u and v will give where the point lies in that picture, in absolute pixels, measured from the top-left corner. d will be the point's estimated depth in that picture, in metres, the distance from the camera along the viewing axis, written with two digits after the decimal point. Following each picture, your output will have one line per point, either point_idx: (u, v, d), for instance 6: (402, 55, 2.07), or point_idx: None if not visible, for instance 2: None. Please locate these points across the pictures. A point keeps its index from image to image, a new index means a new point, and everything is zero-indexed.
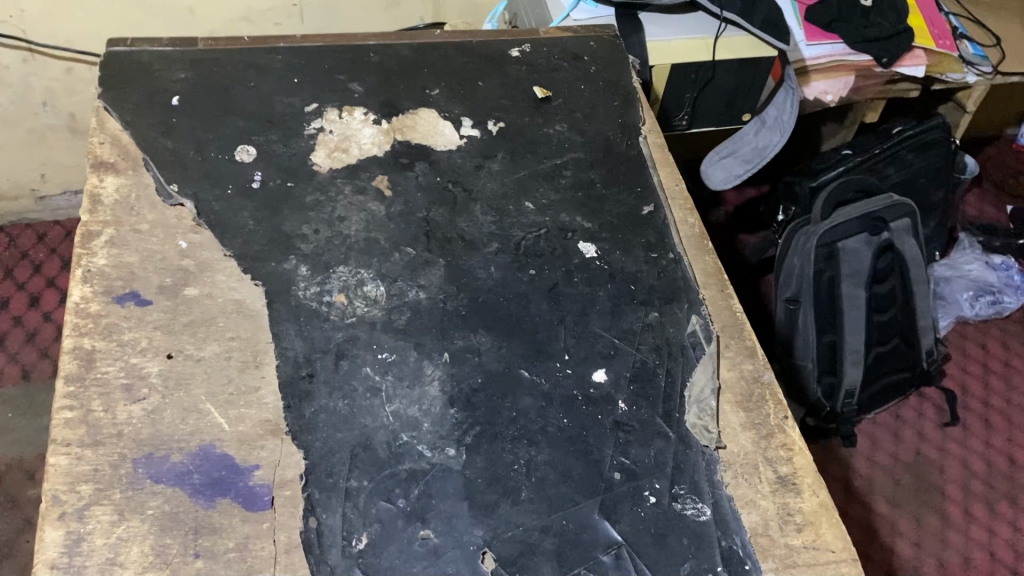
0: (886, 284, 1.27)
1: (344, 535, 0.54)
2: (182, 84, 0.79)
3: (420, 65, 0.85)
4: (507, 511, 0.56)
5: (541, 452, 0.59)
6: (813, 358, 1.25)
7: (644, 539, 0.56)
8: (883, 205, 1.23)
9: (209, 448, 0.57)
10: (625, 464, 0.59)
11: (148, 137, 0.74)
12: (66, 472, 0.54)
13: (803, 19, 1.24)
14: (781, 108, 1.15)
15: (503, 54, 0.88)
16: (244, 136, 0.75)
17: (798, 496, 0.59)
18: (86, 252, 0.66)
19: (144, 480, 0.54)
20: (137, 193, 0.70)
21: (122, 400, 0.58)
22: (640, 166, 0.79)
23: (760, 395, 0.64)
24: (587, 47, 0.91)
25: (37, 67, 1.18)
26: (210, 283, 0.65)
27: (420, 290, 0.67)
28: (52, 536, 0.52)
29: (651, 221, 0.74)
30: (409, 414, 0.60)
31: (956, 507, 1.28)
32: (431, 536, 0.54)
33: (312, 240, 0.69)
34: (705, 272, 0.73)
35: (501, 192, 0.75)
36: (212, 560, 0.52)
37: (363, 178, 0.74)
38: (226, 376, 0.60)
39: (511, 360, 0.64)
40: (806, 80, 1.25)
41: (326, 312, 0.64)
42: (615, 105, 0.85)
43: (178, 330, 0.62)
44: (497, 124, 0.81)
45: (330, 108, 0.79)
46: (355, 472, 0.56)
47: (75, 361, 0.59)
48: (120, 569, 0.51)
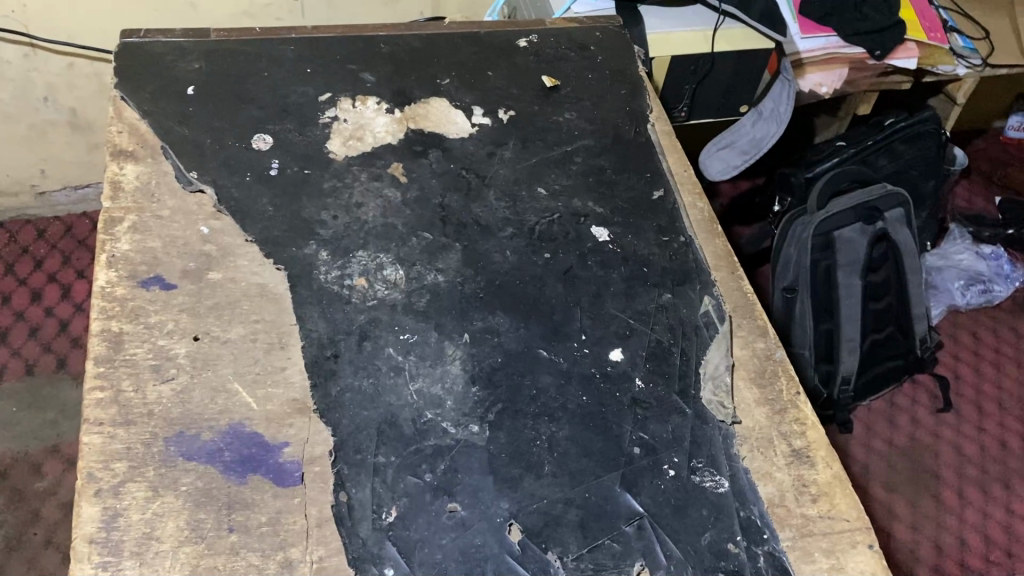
0: (881, 272, 1.29)
1: (374, 508, 0.55)
2: (196, 73, 0.80)
3: (430, 55, 0.86)
4: (531, 484, 0.58)
5: (562, 428, 0.61)
6: (810, 346, 1.26)
7: (665, 510, 0.57)
8: (877, 196, 1.25)
9: (239, 426, 0.58)
10: (644, 438, 0.61)
11: (166, 126, 0.75)
12: (99, 449, 0.55)
13: (797, 13, 1.27)
14: (777, 101, 1.17)
15: (510, 44, 0.89)
16: (260, 125, 0.76)
17: (812, 468, 0.61)
18: (110, 238, 0.67)
19: (176, 457, 0.56)
20: (157, 180, 0.71)
21: (152, 380, 0.59)
22: (650, 153, 0.81)
23: (772, 371, 0.66)
24: (593, 38, 0.92)
25: (39, 62, 1.18)
26: (232, 267, 0.66)
27: (439, 274, 0.69)
28: (89, 512, 0.53)
29: (662, 206, 0.76)
30: (432, 393, 0.61)
31: (951, 491, 1.30)
32: (458, 508, 0.56)
33: (331, 226, 0.70)
34: (716, 255, 0.74)
35: (513, 178, 0.76)
36: (245, 534, 0.53)
37: (379, 165, 0.76)
38: (253, 357, 0.62)
39: (530, 340, 0.65)
40: (800, 72, 1.28)
41: (347, 295, 0.66)
42: (622, 94, 0.86)
43: (204, 313, 0.63)
44: (508, 112, 0.82)
45: (344, 98, 0.80)
46: (382, 448, 0.58)
47: (104, 343, 0.60)
48: (156, 543, 0.52)
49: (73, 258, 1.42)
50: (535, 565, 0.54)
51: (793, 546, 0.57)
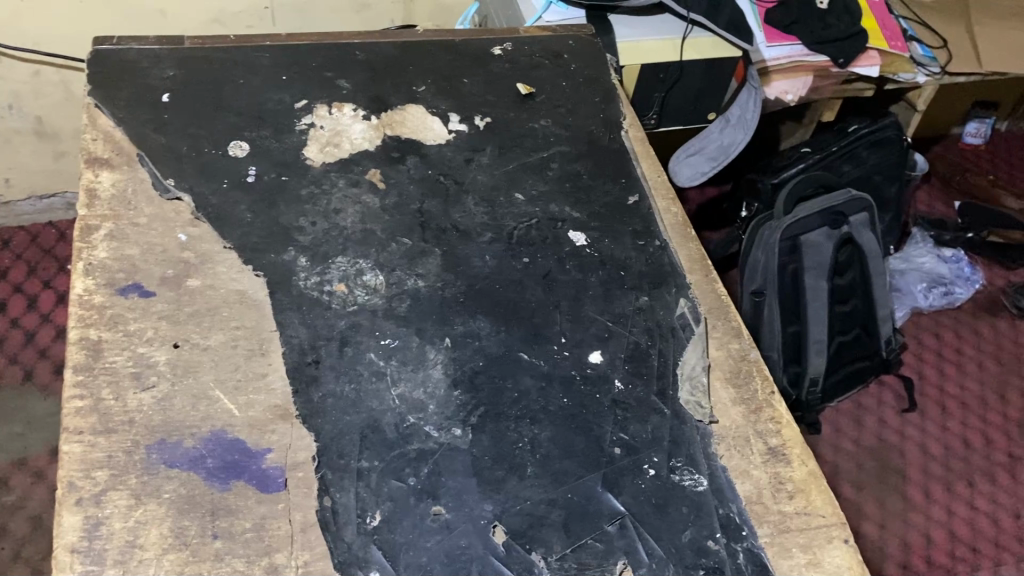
0: (847, 276, 1.32)
1: (359, 512, 0.55)
2: (171, 81, 0.80)
3: (406, 63, 0.87)
4: (514, 486, 0.58)
5: (544, 430, 0.61)
6: (779, 348, 1.29)
7: (646, 509, 0.58)
8: (843, 200, 1.29)
9: (221, 433, 0.58)
10: (625, 439, 0.62)
11: (141, 134, 0.75)
12: (80, 458, 0.55)
13: (762, 22, 1.28)
14: (744, 108, 1.19)
15: (485, 52, 0.90)
16: (236, 132, 0.76)
17: (788, 466, 0.62)
18: (87, 246, 0.66)
19: (159, 465, 0.55)
20: (133, 187, 0.71)
21: (132, 387, 0.59)
22: (624, 159, 0.82)
23: (747, 371, 0.67)
24: (566, 46, 0.93)
25: (3, 70, 1.17)
26: (211, 274, 0.66)
27: (418, 279, 0.69)
28: (71, 521, 0.52)
29: (637, 211, 0.77)
30: (415, 397, 0.62)
31: (917, 490, 1.33)
32: (442, 511, 0.56)
33: (309, 232, 0.70)
34: (690, 258, 0.76)
35: (491, 184, 0.77)
36: (230, 540, 0.53)
37: (356, 172, 0.76)
38: (234, 364, 0.61)
39: (510, 344, 0.66)
40: (767, 80, 1.31)
41: (327, 300, 0.66)
42: (596, 100, 0.87)
43: (183, 320, 0.63)
44: (484, 119, 0.83)
45: (320, 105, 0.80)
46: (366, 453, 0.58)
47: (83, 351, 0.60)
48: (140, 551, 0.52)
49: (39, 267, 1.40)
50: (520, 566, 0.55)
51: (771, 542, 0.58)
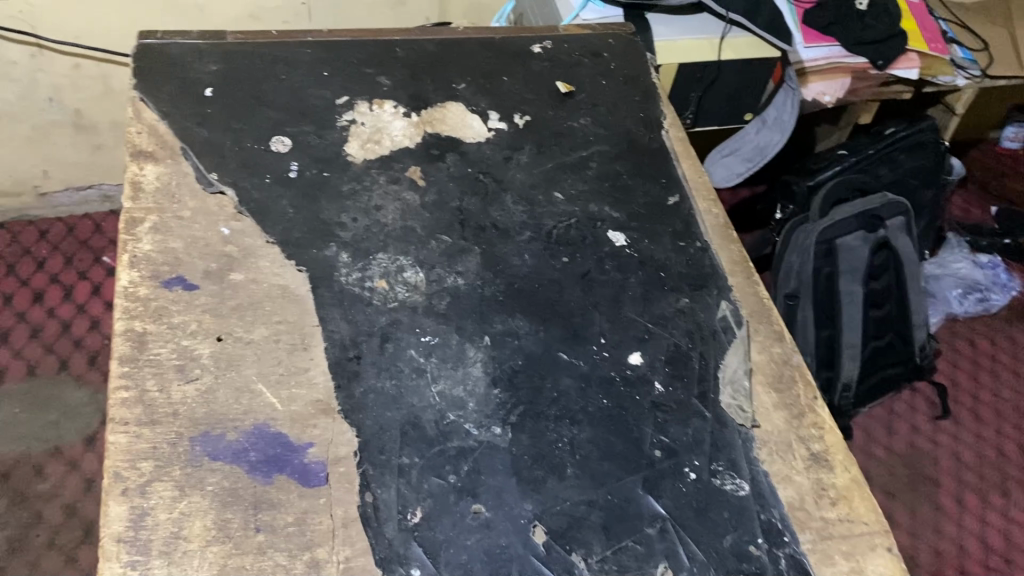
0: (882, 280, 1.31)
1: (400, 509, 0.56)
2: (214, 75, 0.80)
3: (445, 60, 0.87)
4: (554, 486, 0.58)
5: (583, 431, 0.61)
6: (813, 352, 1.28)
7: (687, 513, 0.58)
8: (878, 204, 1.28)
9: (264, 427, 0.58)
10: (665, 441, 0.61)
11: (185, 127, 0.75)
12: (125, 449, 0.55)
13: (800, 22, 1.28)
14: (781, 111, 1.19)
15: (525, 50, 0.90)
16: (279, 128, 0.77)
17: (831, 472, 0.62)
18: (131, 238, 0.67)
19: (202, 457, 0.56)
20: (177, 181, 0.71)
21: (176, 379, 0.59)
22: (664, 159, 0.82)
23: (789, 376, 0.66)
24: (606, 44, 0.93)
25: (45, 62, 1.19)
26: (254, 268, 0.67)
27: (458, 276, 0.69)
28: (116, 510, 0.53)
29: (677, 211, 0.77)
30: (454, 394, 0.62)
31: (950, 498, 1.31)
32: (482, 510, 0.56)
33: (351, 228, 0.70)
34: (731, 260, 0.75)
35: (530, 182, 0.77)
36: (272, 534, 0.53)
37: (396, 169, 0.76)
38: (276, 358, 0.62)
39: (550, 343, 0.66)
40: (803, 82, 1.29)
41: (368, 296, 0.66)
42: (636, 100, 0.87)
43: (227, 314, 0.64)
44: (524, 117, 0.83)
45: (361, 101, 0.81)
46: (406, 449, 0.58)
47: (128, 342, 0.60)
48: (184, 542, 0.52)
49: (76, 259, 1.42)
50: (560, 567, 0.55)
51: (813, 549, 0.58)
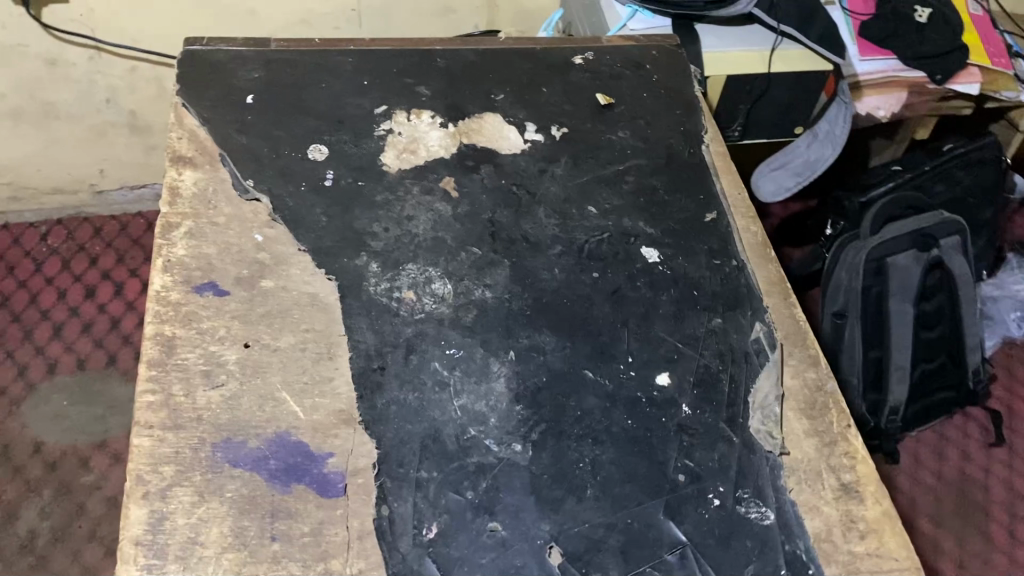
0: (933, 301, 1.27)
1: (415, 524, 0.55)
2: (256, 83, 0.81)
3: (485, 70, 0.87)
4: (573, 508, 0.57)
5: (606, 451, 0.60)
6: (858, 374, 1.24)
7: (709, 540, 0.57)
8: (931, 223, 1.23)
9: (285, 435, 0.58)
10: (689, 466, 0.60)
11: (225, 134, 0.76)
12: (148, 452, 0.56)
13: (857, 35, 1.24)
14: (834, 123, 1.16)
15: (566, 61, 0.89)
16: (316, 136, 0.78)
17: (861, 504, 0.59)
18: (167, 243, 0.68)
19: (223, 463, 0.56)
20: (215, 187, 0.72)
21: (202, 385, 0.60)
22: (702, 174, 0.80)
23: (822, 403, 0.64)
24: (649, 56, 0.91)
25: (103, 65, 1.22)
26: (285, 276, 0.67)
27: (486, 289, 0.68)
28: (137, 514, 0.53)
29: (714, 228, 0.75)
30: (476, 409, 0.61)
31: (1000, 530, 1.27)
32: (499, 528, 0.56)
33: (382, 238, 0.71)
34: (768, 280, 0.73)
35: (564, 196, 0.76)
36: (287, 543, 0.54)
37: (430, 179, 0.76)
38: (301, 366, 0.62)
39: (576, 361, 0.65)
40: (857, 95, 1.26)
41: (396, 307, 0.66)
42: (677, 113, 0.85)
43: (255, 321, 0.64)
44: (561, 129, 0.82)
45: (399, 111, 0.81)
46: (425, 463, 0.58)
47: (157, 346, 0.61)
48: (200, 548, 0.53)
49: (127, 256, 1.45)
50: None
51: None
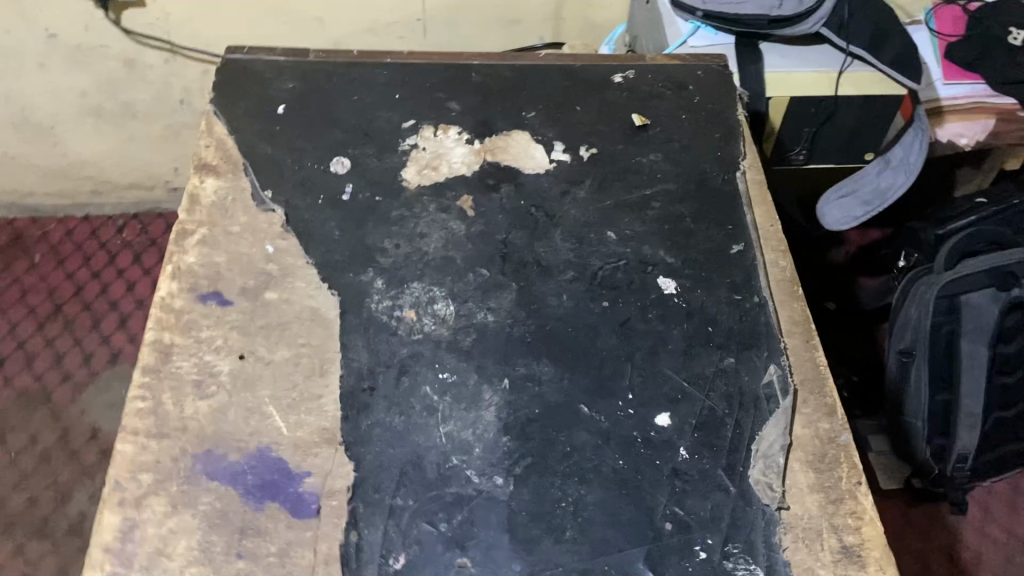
0: (1014, 344, 1.14)
1: (383, 553, 0.54)
2: (289, 92, 0.81)
3: (520, 86, 0.84)
4: (548, 549, 0.55)
5: (591, 492, 0.58)
6: (924, 416, 1.17)
7: None
8: (1015, 260, 1.13)
9: (266, 451, 0.58)
10: (679, 514, 0.57)
11: (251, 144, 0.77)
12: (130, 459, 0.57)
13: (943, 56, 1.14)
14: (908, 150, 1.08)
15: (604, 79, 0.86)
16: (341, 148, 0.77)
17: (861, 570, 0.55)
18: (179, 250, 0.69)
19: (201, 476, 0.56)
20: (233, 197, 0.73)
21: (192, 395, 0.60)
22: (734, 203, 0.76)
23: (833, 456, 0.60)
24: (694, 77, 0.87)
25: (178, 67, 1.24)
26: (289, 288, 0.67)
27: (489, 313, 0.67)
28: (110, 519, 0.54)
29: (739, 261, 0.71)
30: (462, 438, 0.60)
31: None
32: (468, 564, 0.54)
33: (391, 254, 0.70)
34: (791, 319, 0.68)
35: (584, 220, 0.74)
36: (252, 562, 0.53)
37: (448, 197, 0.75)
38: (292, 382, 0.62)
39: (572, 394, 0.62)
40: (937, 121, 1.15)
41: (394, 326, 0.65)
42: (715, 137, 0.81)
43: (253, 332, 0.64)
44: (590, 150, 0.79)
45: (427, 125, 0.80)
46: (402, 490, 0.57)
47: (154, 353, 0.62)
48: (166, 560, 0.53)
49: None
50: None
51: None
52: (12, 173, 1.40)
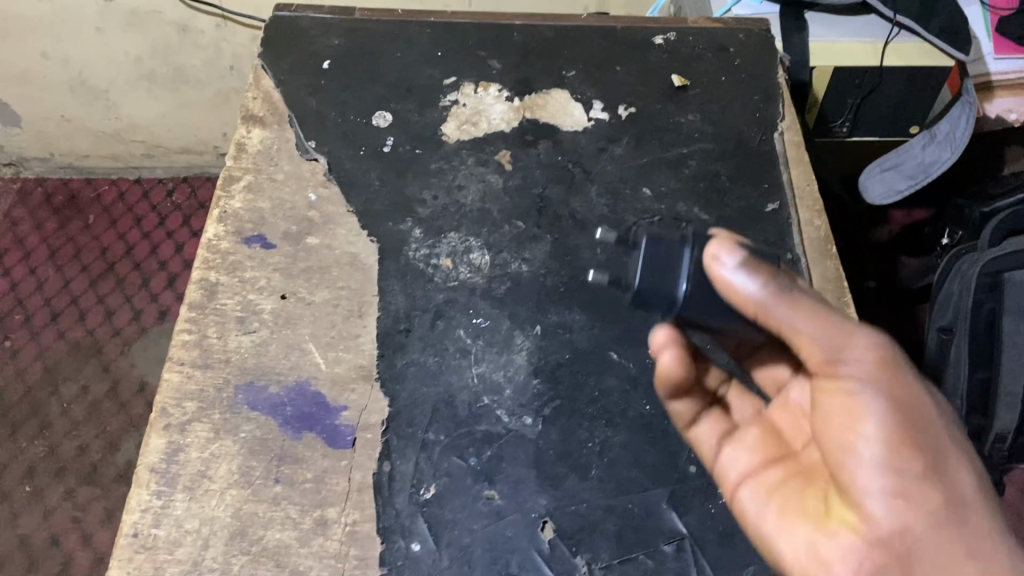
0: None
1: (413, 483, 0.56)
2: (335, 49, 0.83)
3: (561, 46, 0.85)
4: (573, 486, 0.57)
5: (618, 434, 0.59)
6: (960, 395, 1.06)
7: (710, 535, 0.55)
8: None
9: (305, 384, 0.60)
10: (703, 458, 0.58)
11: (297, 97, 0.79)
12: (176, 387, 0.59)
13: (994, 30, 1.10)
14: (955, 124, 1.06)
15: (646, 40, 0.86)
16: (383, 103, 0.79)
17: None
18: (226, 195, 0.71)
19: (242, 406, 0.59)
20: (279, 146, 0.75)
21: (235, 330, 0.63)
22: (770, 163, 0.76)
23: None
24: (735, 40, 0.87)
25: (229, 33, 1.18)
26: (330, 235, 0.69)
27: (523, 263, 0.68)
28: (156, 442, 0.57)
29: (773, 219, 0.72)
30: (493, 379, 0.61)
31: None
32: (495, 497, 0.56)
33: (429, 205, 0.71)
34: (824, 277, 0.70)
35: (620, 176, 0.75)
36: (289, 486, 0.56)
37: (487, 151, 0.76)
38: (331, 322, 0.64)
39: (602, 341, 0.64)
40: (988, 96, 1.11)
41: (431, 273, 0.67)
42: (754, 100, 0.82)
43: (296, 274, 0.66)
44: (628, 109, 0.80)
45: (467, 83, 0.81)
46: (434, 425, 0.59)
47: (200, 291, 0.65)
48: (208, 482, 0.56)
49: None
50: (562, 568, 0.54)
51: None
52: (66, 135, 1.37)
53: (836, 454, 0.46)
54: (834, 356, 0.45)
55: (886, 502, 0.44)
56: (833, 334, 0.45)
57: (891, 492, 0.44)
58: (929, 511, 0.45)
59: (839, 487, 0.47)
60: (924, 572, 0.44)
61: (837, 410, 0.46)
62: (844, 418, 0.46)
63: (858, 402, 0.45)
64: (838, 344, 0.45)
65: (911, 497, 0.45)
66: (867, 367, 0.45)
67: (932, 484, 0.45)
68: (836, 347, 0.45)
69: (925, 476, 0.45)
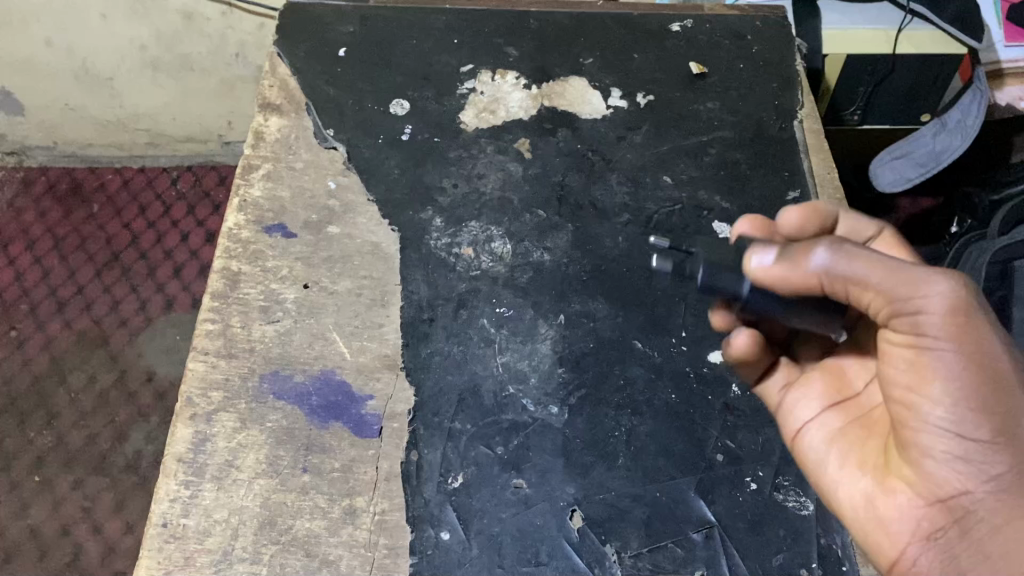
0: None
1: (441, 472, 0.57)
2: (350, 36, 0.82)
3: (577, 33, 0.84)
4: (601, 475, 0.57)
5: (644, 423, 0.59)
6: None
7: (738, 524, 0.56)
8: None
9: (330, 373, 0.60)
10: (730, 446, 0.58)
11: (314, 85, 0.78)
12: (201, 376, 0.60)
13: (1004, 16, 1.09)
14: (965, 113, 1.05)
15: (663, 27, 0.85)
16: (400, 90, 0.78)
17: None
18: (245, 183, 0.71)
19: (268, 395, 0.59)
20: (297, 134, 0.75)
21: (258, 319, 0.62)
22: (790, 151, 0.76)
23: None
24: (752, 27, 0.86)
25: (233, 21, 1.16)
26: (351, 224, 0.69)
27: (545, 252, 0.68)
28: (182, 432, 0.57)
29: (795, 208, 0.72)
30: (518, 368, 0.61)
31: None
32: (523, 485, 0.56)
33: (449, 194, 0.71)
34: None
35: (640, 164, 0.75)
36: (317, 476, 0.56)
37: (506, 139, 0.76)
38: (355, 311, 0.64)
39: (627, 331, 0.64)
40: (999, 84, 1.09)
41: (453, 262, 0.67)
42: (773, 87, 0.81)
43: (317, 264, 0.66)
44: (647, 97, 0.80)
45: (485, 70, 0.80)
46: (460, 415, 0.59)
47: (222, 280, 0.65)
48: (235, 471, 0.56)
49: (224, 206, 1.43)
50: (591, 557, 0.54)
51: None
52: (72, 124, 1.35)
53: (903, 404, 0.45)
54: (904, 305, 0.43)
55: (948, 463, 0.44)
56: (900, 280, 0.43)
57: (954, 453, 0.44)
58: (998, 476, 0.44)
59: (902, 444, 0.47)
60: (981, 532, 0.44)
61: (906, 364, 0.45)
62: (914, 377, 0.44)
63: (930, 358, 0.43)
64: (909, 301, 0.43)
65: (977, 460, 0.44)
66: (939, 323, 0.42)
67: (1003, 451, 0.43)
68: (904, 303, 0.43)
69: (995, 443, 0.43)
